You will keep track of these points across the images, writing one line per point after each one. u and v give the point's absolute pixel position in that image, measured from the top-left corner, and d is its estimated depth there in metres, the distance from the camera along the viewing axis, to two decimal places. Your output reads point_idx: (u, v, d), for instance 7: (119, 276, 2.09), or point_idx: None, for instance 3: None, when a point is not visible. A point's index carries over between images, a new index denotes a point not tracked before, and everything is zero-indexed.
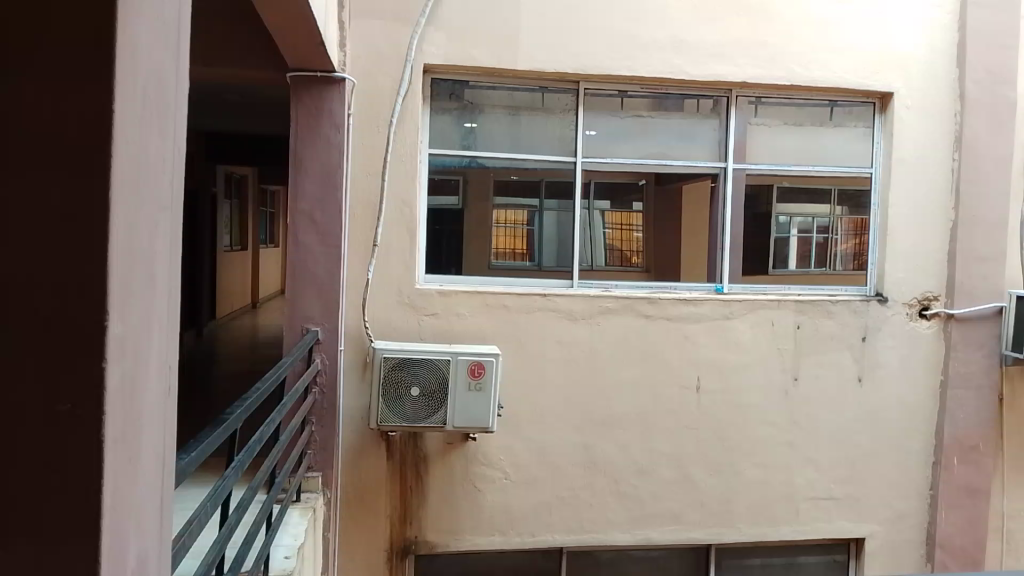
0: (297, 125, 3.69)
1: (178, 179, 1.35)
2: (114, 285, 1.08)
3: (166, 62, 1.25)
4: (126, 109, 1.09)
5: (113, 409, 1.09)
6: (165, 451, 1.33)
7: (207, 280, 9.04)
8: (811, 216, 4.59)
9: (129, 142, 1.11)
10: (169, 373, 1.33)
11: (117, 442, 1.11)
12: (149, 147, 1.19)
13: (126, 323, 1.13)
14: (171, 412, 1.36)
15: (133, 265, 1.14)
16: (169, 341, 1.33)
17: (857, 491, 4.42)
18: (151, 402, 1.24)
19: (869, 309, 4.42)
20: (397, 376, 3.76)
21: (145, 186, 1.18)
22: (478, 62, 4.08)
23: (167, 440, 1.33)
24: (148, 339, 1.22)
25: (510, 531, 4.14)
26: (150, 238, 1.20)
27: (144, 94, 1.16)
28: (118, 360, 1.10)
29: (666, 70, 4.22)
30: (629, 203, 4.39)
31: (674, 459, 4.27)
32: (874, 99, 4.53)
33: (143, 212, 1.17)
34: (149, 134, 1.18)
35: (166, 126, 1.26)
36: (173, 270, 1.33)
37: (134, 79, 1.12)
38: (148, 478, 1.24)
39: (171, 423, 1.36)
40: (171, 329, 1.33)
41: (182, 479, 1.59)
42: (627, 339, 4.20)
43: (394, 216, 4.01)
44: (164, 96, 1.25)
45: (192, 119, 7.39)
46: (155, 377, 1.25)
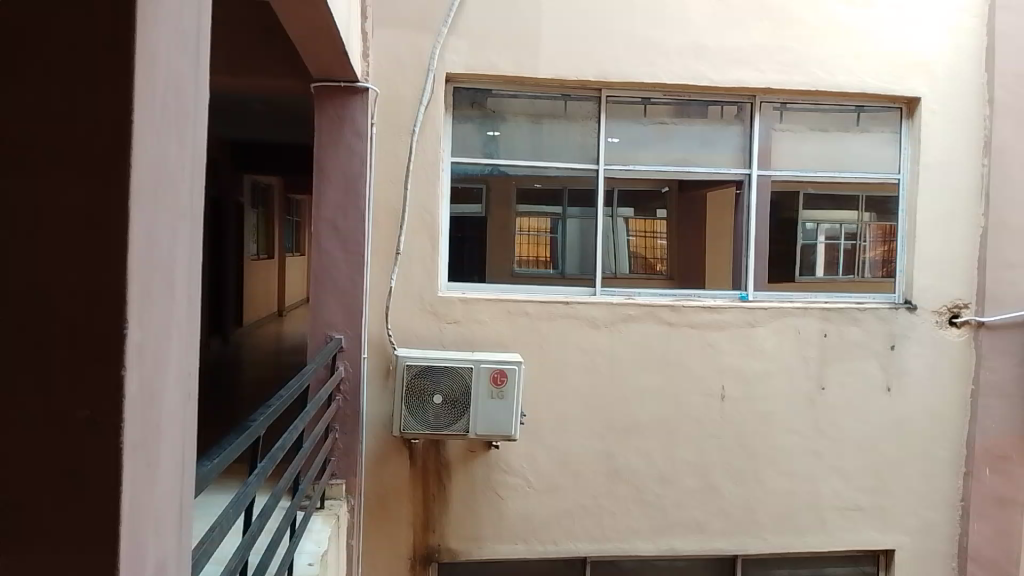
0: (321, 134, 3.73)
1: (198, 186, 1.36)
2: (134, 292, 1.09)
3: (185, 72, 1.27)
4: (146, 118, 1.11)
5: (132, 416, 1.11)
6: (185, 458, 1.34)
7: (233, 288, 9.13)
8: (839, 223, 4.54)
9: (148, 150, 1.12)
10: (189, 379, 1.35)
11: (136, 448, 1.12)
12: (169, 155, 1.20)
13: (145, 329, 1.14)
14: (191, 419, 1.37)
15: (152, 272, 1.15)
16: (189, 349, 1.34)
17: (884, 501, 4.35)
18: (171, 409, 1.26)
19: (896, 317, 4.36)
20: (420, 383, 3.77)
21: (165, 195, 1.19)
22: (499, 70, 4.09)
23: (186, 446, 1.34)
24: (168, 346, 1.23)
25: (533, 539, 4.12)
26: (169, 248, 1.22)
27: (164, 104, 1.18)
28: (137, 368, 1.12)
29: (688, 76, 4.21)
30: (653, 210, 4.37)
31: (698, 467, 4.23)
32: (900, 104, 4.48)
33: (162, 220, 1.18)
34: (168, 142, 1.20)
35: (185, 135, 1.28)
36: (193, 278, 1.34)
37: (154, 87, 1.14)
38: (167, 486, 1.25)
39: (191, 430, 1.37)
40: (191, 335, 1.35)
41: (206, 485, 1.61)
42: (649, 347, 4.18)
43: (416, 224, 4.03)
44: (184, 106, 1.27)
45: (217, 128, 7.46)
46: (175, 384, 1.27)
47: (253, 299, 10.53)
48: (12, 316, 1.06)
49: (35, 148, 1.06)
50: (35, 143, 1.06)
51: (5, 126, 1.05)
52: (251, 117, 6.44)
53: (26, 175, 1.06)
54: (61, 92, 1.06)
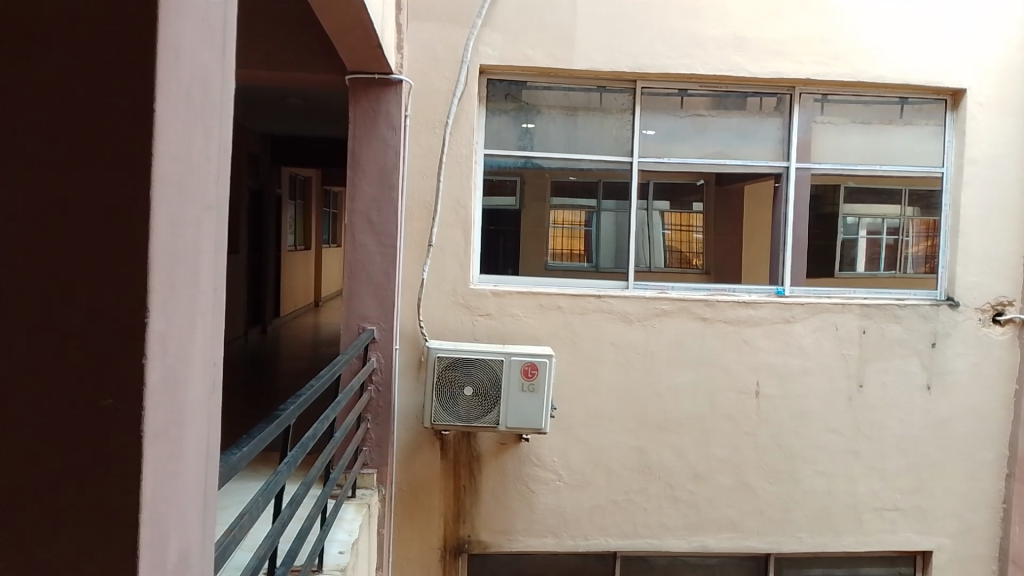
0: (355, 127, 3.75)
1: (224, 178, 1.37)
2: (157, 282, 1.11)
3: (211, 62, 1.28)
4: (169, 109, 1.12)
5: (154, 407, 1.12)
6: (209, 448, 1.35)
7: (272, 279, 9.25)
8: (881, 217, 4.44)
9: (171, 140, 1.13)
10: (214, 369, 1.36)
11: (158, 437, 1.14)
12: (193, 146, 1.21)
13: (169, 319, 1.16)
14: (216, 409, 1.38)
15: (175, 263, 1.17)
16: (214, 340, 1.36)
17: (923, 502, 4.27)
18: (196, 400, 1.27)
19: (938, 313, 4.26)
20: (451, 375, 3.78)
21: (189, 186, 1.20)
22: (534, 62, 4.07)
23: (211, 436, 1.36)
24: (192, 337, 1.24)
25: (563, 534, 4.11)
26: (194, 240, 1.23)
27: (189, 96, 1.19)
28: (160, 359, 1.13)
29: (725, 68, 4.14)
30: (689, 203, 4.32)
31: (732, 465, 4.18)
32: (945, 96, 4.37)
33: (186, 212, 1.19)
34: (194, 133, 1.21)
35: (211, 126, 1.29)
36: (217, 271, 1.35)
37: (178, 79, 1.15)
38: (191, 476, 1.26)
39: (216, 420, 1.38)
40: (215, 326, 1.36)
41: (234, 473, 1.63)
42: (683, 342, 4.14)
43: (449, 217, 4.04)
44: (209, 97, 1.28)
45: (256, 121, 7.54)
46: (199, 375, 1.28)
47: (291, 290, 10.65)
48: (38, 305, 1.08)
49: (60, 138, 1.07)
50: (61, 133, 1.07)
51: (32, 115, 1.07)
52: (289, 109, 6.50)
53: (51, 166, 1.07)
54: (86, 82, 1.07)
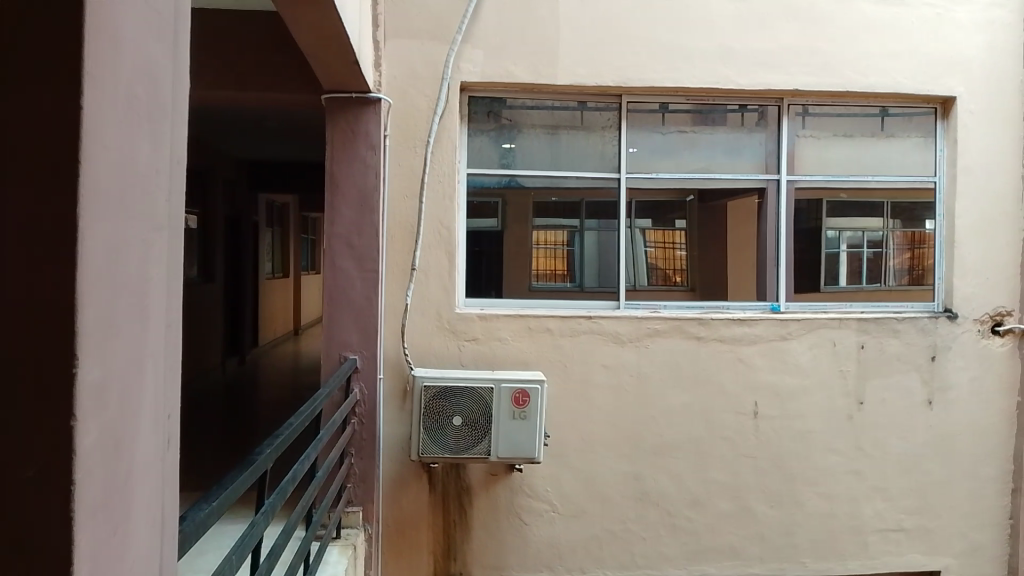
0: (333, 148, 3.60)
1: (179, 197, 1.22)
2: (89, 323, 0.95)
3: (159, 58, 1.13)
4: (102, 115, 0.96)
5: (90, 477, 0.96)
6: (165, 513, 1.19)
7: (249, 308, 9.03)
8: (861, 230, 4.35)
9: (107, 153, 0.98)
10: (169, 421, 1.20)
11: (95, 510, 0.97)
12: (137, 158, 1.06)
13: (106, 366, 0.99)
14: (173, 467, 1.22)
15: (114, 300, 1.00)
16: (169, 387, 1.19)
17: (928, 522, 4.14)
18: (146, 458, 1.11)
19: (937, 326, 4.15)
20: (438, 405, 3.61)
21: (133, 210, 1.05)
22: (516, 78, 3.95)
23: (167, 497, 1.19)
24: (140, 384, 1.08)
25: (558, 567, 3.93)
26: (140, 272, 1.07)
27: (130, 97, 1.04)
28: (96, 417, 0.97)
29: (713, 81, 4.04)
30: (672, 221, 4.19)
31: (732, 490, 4.03)
32: (935, 105, 4.31)
33: (129, 237, 1.04)
34: (138, 142, 1.06)
35: (161, 137, 1.14)
36: (172, 304, 1.19)
37: (114, 79, 0.99)
38: (142, 549, 1.10)
39: (173, 480, 1.21)
40: (170, 367, 1.20)
41: (200, 533, 1.44)
42: (678, 363, 4.00)
43: (432, 239, 3.88)
44: (157, 101, 1.12)
45: (230, 146, 7.36)
46: (150, 428, 1.12)
47: (268, 319, 10.42)
48: None
49: None
50: None
51: None
52: (264, 132, 6.34)
53: None
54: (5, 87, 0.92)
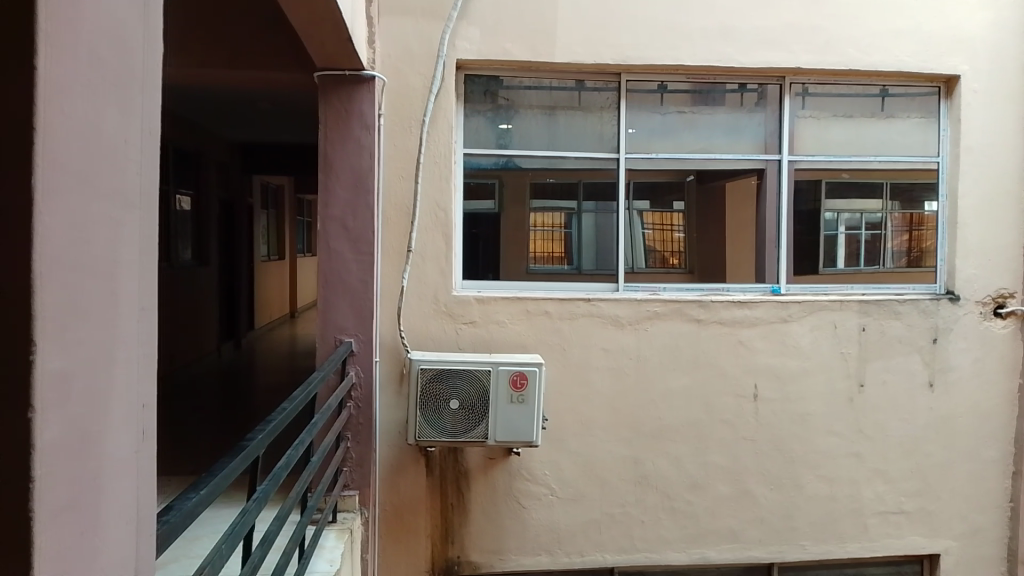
0: (327, 128, 3.53)
1: (153, 173, 1.16)
2: (48, 308, 0.89)
3: (128, 21, 1.07)
4: (59, 83, 0.90)
5: (52, 474, 0.90)
6: (142, 507, 1.13)
7: (244, 292, 8.97)
8: (859, 212, 4.30)
9: (67, 122, 0.92)
10: (145, 413, 1.14)
11: (57, 508, 0.91)
12: (102, 130, 1.00)
13: (67, 353, 0.93)
14: (150, 459, 1.16)
15: (77, 283, 0.95)
16: (145, 377, 1.14)
17: (928, 504, 4.12)
18: (118, 453, 1.05)
19: (939, 308, 4.11)
20: (435, 388, 3.56)
21: (97, 186, 0.99)
22: (513, 56, 3.87)
23: (143, 490, 1.13)
24: (109, 373, 1.03)
25: (558, 551, 3.91)
26: (107, 253, 1.02)
27: (92, 64, 0.98)
28: (58, 409, 0.91)
29: (713, 59, 3.97)
30: (670, 202, 4.13)
31: (732, 473, 4.00)
32: (938, 84, 4.25)
33: (93, 216, 0.98)
34: (102, 112, 1.00)
35: (131, 108, 1.08)
36: (147, 289, 1.14)
37: (74, 43, 0.93)
38: (114, 548, 1.04)
39: (151, 472, 1.16)
40: (146, 355, 1.14)
41: (189, 522, 1.37)
42: (678, 346, 3.96)
43: (428, 221, 3.82)
44: (126, 67, 1.07)
45: (223, 128, 7.27)
46: (122, 421, 1.06)
47: (264, 302, 10.35)
48: None
49: None
50: None
51: None
52: (258, 113, 6.25)
53: None
54: None
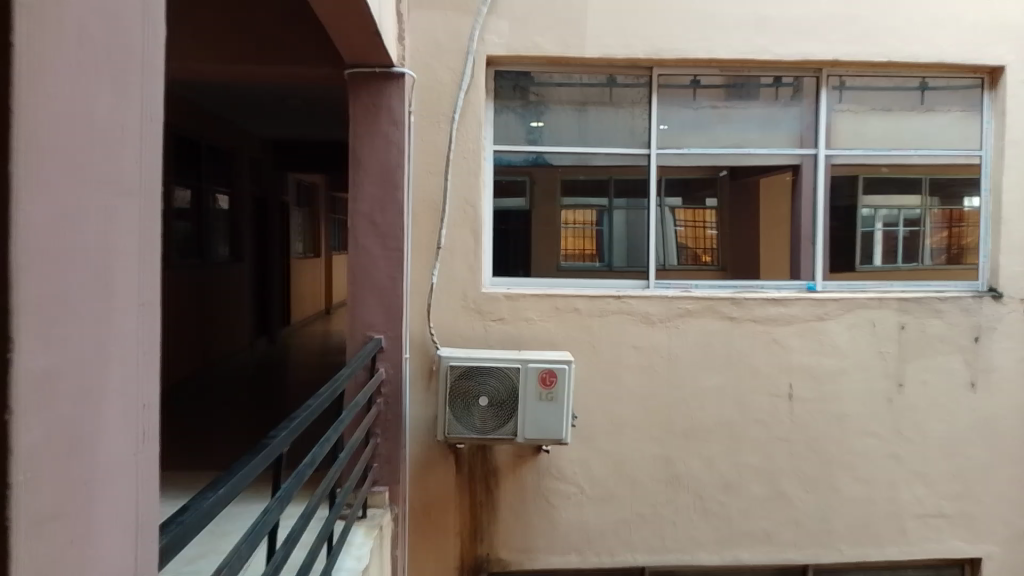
0: (356, 124, 3.52)
1: (154, 161, 1.13)
2: (33, 303, 0.86)
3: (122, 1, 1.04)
4: (42, 64, 0.87)
5: (38, 479, 0.87)
6: (141, 509, 1.10)
7: (278, 288, 9.05)
8: (897, 208, 4.19)
9: (53, 105, 0.89)
10: (144, 412, 1.11)
11: (41, 514, 0.88)
12: (93, 115, 0.97)
13: (53, 349, 0.90)
14: (151, 458, 1.14)
15: (65, 276, 0.92)
16: (145, 374, 1.11)
17: (970, 508, 4.01)
18: (114, 456, 1.03)
19: (981, 306, 4.00)
20: (464, 385, 3.54)
21: (90, 175, 0.96)
22: (543, 51, 3.83)
23: (141, 490, 1.10)
24: (103, 371, 1.00)
25: (588, 550, 3.87)
26: (101, 246, 0.99)
27: (83, 46, 0.95)
28: (44, 410, 0.88)
29: (747, 51, 3.89)
30: (703, 199, 4.06)
31: (765, 473, 3.93)
32: (981, 75, 4.13)
33: (83, 205, 0.95)
34: (93, 97, 0.97)
35: (128, 93, 1.05)
36: (147, 283, 1.11)
37: (60, 24, 0.90)
38: (109, 553, 1.01)
39: (150, 472, 1.12)
40: (145, 351, 1.11)
41: (205, 524, 1.39)
42: (710, 343, 3.89)
43: (457, 217, 3.80)
44: (121, 49, 1.04)
45: (256, 125, 7.32)
46: (118, 421, 1.04)
47: (297, 299, 10.43)
48: None
49: None
50: None
51: None
52: (290, 110, 6.28)
53: None
54: None
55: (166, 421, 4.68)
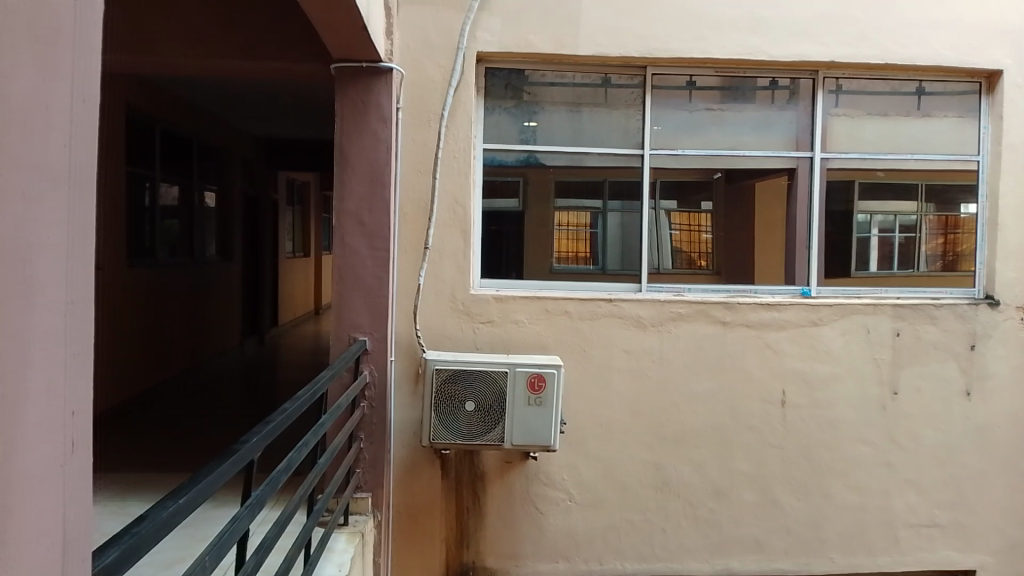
0: (343, 121, 3.45)
1: (89, 147, 1.06)
2: None
3: None
4: None
5: None
6: (69, 522, 1.02)
7: (268, 288, 8.96)
8: (893, 214, 4.14)
9: None
10: (76, 419, 1.03)
11: None
12: (11, 93, 0.90)
13: None
14: (82, 467, 1.05)
15: None
16: (73, 379, 1.02)
17: (963, 517, 3.95)
18: (33, 468, 0.94)
19: (977, 313, 3.94)
20: (450, 389, 3.47)
21: (8, 156, 0.89)
22: (536, 49, 3.77)
23: (71, 501, 1.02)
24: (21, 374, 0.92)
25: (575, 557, 3.80)
26: (19, 235, 0.91)
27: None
28: None
29: (743, 51, 3.83)
30: (697, 202, 4.00)
31: (756, 480, 3.86)
32: (980, 79, 4.07)
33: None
34: (13, 73, 0.90)
35: (56, 71, 0.98)
36: (76, 279, 1.03)
37: None
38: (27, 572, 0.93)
39: (82, 481, 1.05)
40: (78, 352, 1.03)
41: (163, 534, 1.30)
42: (702, 348, 3.83)
43: (446, 217, 3.73)
44: (46, 22, 0.96)
45: (246, 123, 7.24)
46: (39, 430, 0.95)
47: (288, 299, 10.34)
48: None
49: None
50: None
51: None
52: (282, 108, 6.20)
53: None
54: None
55: (149, 423, 4.59)
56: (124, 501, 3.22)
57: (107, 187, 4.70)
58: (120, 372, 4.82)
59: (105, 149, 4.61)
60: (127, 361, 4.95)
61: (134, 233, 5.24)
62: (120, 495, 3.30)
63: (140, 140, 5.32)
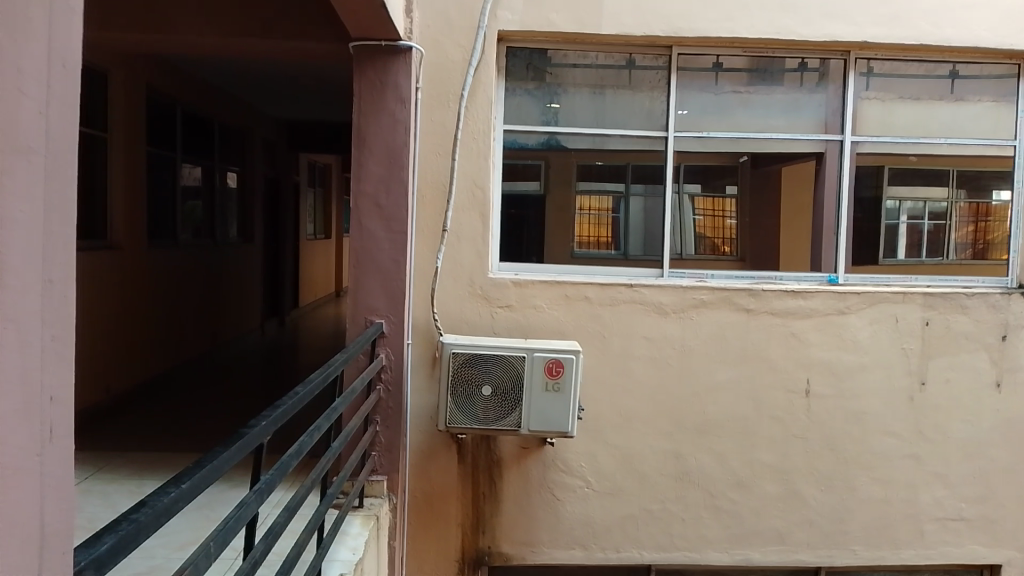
0: (360, 100, 3.39)
1: (69, 120, 1.01)
2: None
3: None
4: None
5: None
6: (48, 511, 0.98)
7: (289, 270, 8.98)
8: (923, 201, 4.01)
9: None
10: (54, 406, 0.99)
11: None
12: None
13: None
14: (62, 454, 1.01)
15: None
16: (52, 364, 0.99)
17: (991, 512, 3.85)
18: (6, 460, 0.91)
19: (1010, 303, 3.83)
20: (467, 373, 3.42)
21: None
22: (558, 28, 3.68)
23: (48, 487, 0.98)
24: None
25: (592, 546, 3.75)
26: None
27: None
28: None
29: (772, 31, 3.72)
30: (722, 187, 3.91)
31: (779, 471, 3.79)
32: (1018, 61, 3.94)
33: None
34: None
35: (28, 39, 0.93)
36: (54, 255, 0.98)
37: None
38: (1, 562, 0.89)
39: (61, 468, 1.01)
40: (57, 336, 0.99)
41: (163, 520, 1.25)
42: (724, 336, 3.75)
43: (464, 200, 3.67)
44: None
45: (268, 104, 7.22)
46: (12, 418, 0.91)
47: (310, 281, 10.37)
48: None
49: None
50: None
51: None
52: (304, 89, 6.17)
53: None
54: None
55: (167, 403, 4.61)
56: (140, 481, 3.22)
57: (128, 167, 4.69)
58: (140, 352, 4.84)
59: (124, 129, 4.61)
60: (147, 341, 4.97)
61: (155, 214, 5.24)
62: (137, 474, 3.30)
63: (160, 121, 5.30)
